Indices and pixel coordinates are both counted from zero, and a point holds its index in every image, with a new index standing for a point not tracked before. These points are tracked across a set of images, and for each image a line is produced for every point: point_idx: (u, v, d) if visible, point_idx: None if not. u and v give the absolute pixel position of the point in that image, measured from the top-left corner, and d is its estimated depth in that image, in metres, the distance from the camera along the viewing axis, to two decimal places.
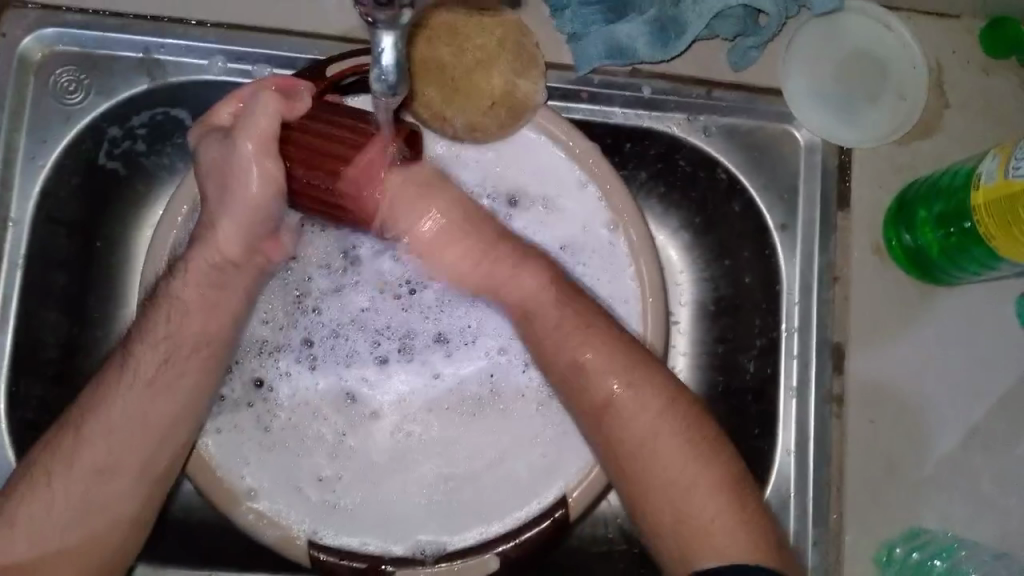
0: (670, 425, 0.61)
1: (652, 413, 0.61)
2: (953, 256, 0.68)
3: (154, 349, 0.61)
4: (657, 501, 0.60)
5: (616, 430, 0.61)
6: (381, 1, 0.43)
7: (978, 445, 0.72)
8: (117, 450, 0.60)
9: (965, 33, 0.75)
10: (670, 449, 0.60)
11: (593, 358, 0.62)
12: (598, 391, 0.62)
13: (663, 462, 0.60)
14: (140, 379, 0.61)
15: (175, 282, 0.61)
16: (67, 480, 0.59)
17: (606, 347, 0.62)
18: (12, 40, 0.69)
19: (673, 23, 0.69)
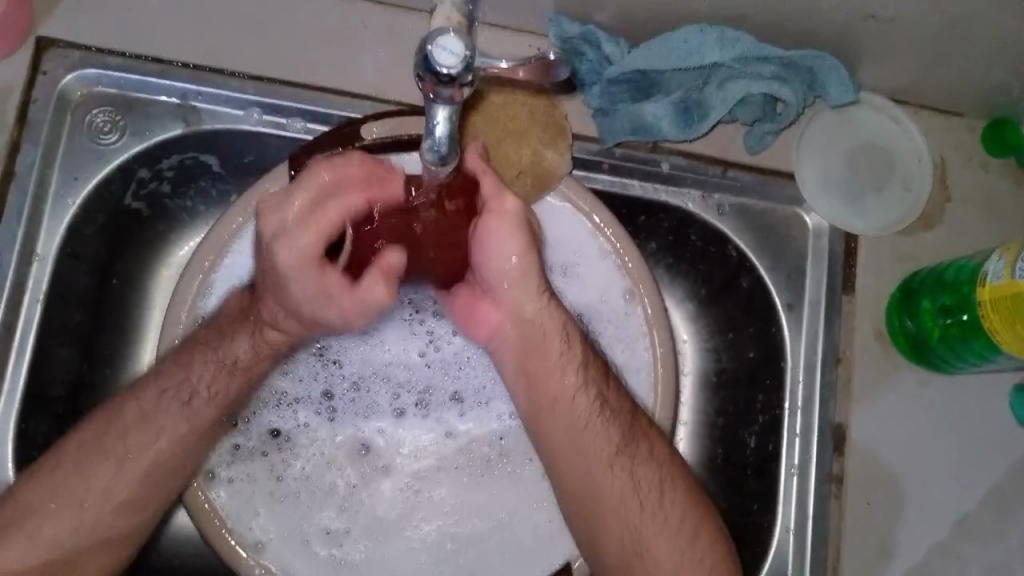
0: (667, 475, 0.66)
1: (641, 463, 0.65)
2: (953, 344, 0.71)
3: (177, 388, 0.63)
4: (650, 549, 0.64)
5: (608, 483, 0.64)
6: (444, 79, 0.45)
7: (970, 531, 0.73)
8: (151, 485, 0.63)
9: (968, 131, 0.79)
10: (668, 498, 0.65)
11: (591, 413, 0.65)
12: (592, 447, 0.65)
13: (660, 512, 0.65)
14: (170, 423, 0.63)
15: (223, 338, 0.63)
16: (98, 507, 0.62)
17: (604, 399, 0.65)
18: (53, 79, 0.71)
19: (698, 105, 0.72)
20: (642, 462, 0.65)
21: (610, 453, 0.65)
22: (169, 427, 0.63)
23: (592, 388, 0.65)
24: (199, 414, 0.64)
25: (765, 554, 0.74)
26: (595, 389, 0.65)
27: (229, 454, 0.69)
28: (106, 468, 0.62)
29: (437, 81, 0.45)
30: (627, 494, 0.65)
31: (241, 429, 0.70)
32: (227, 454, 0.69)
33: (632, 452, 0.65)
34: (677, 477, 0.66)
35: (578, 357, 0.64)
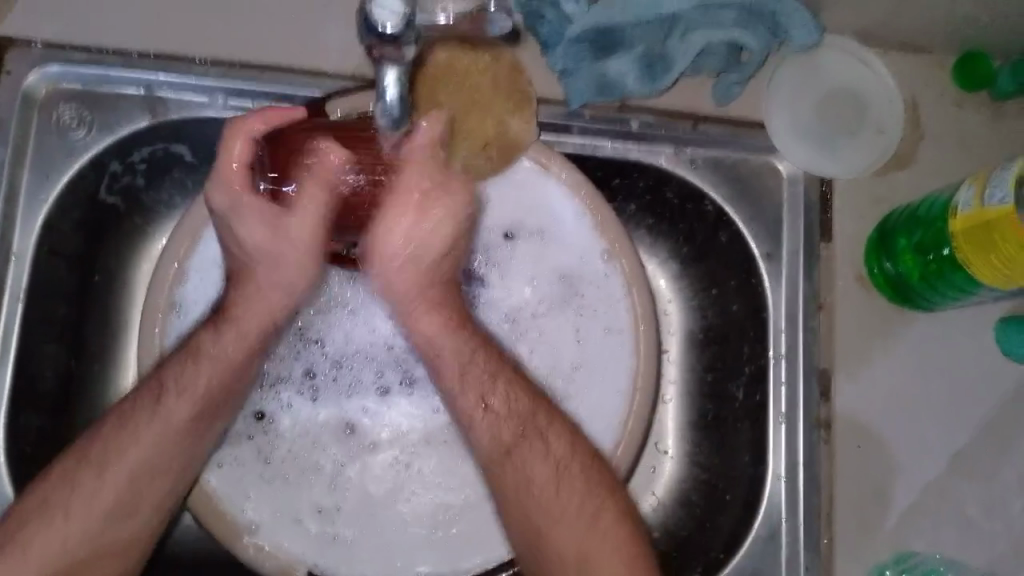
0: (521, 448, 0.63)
1: (541, 455, 0.64)
2: (933, 282, 0.70)
3: (184, 396, 0.62)
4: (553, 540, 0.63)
5: (510, 477, 0.64)
6: (387, 38, 0.45)
7: (962, 469, 0.73)
8: (136, 491, 0.62)
9: (939, 69, 0.79)
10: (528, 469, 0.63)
11: (490, 410, 0.63)
12: (492, 438, 0.63)
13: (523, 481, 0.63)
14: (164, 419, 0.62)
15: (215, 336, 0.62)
16: (83, 520, 0.60)
17: (500, 395, 0.63)
18: (18, 78, 0.71)
19: (661, 60, 0.72)
20: (538, 455, 0.64)
21: (510, 444, 0.63)
22: (184, 404, 0.62)
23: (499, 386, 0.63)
24: (173, 413, 0.62)
25: (756, 505, 0.75)
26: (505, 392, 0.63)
27: None
28: (87, 476, 0.61)
29: (380, 41, 0.46)
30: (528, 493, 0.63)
31: None
32: None
33: (529, 444, 0.64)
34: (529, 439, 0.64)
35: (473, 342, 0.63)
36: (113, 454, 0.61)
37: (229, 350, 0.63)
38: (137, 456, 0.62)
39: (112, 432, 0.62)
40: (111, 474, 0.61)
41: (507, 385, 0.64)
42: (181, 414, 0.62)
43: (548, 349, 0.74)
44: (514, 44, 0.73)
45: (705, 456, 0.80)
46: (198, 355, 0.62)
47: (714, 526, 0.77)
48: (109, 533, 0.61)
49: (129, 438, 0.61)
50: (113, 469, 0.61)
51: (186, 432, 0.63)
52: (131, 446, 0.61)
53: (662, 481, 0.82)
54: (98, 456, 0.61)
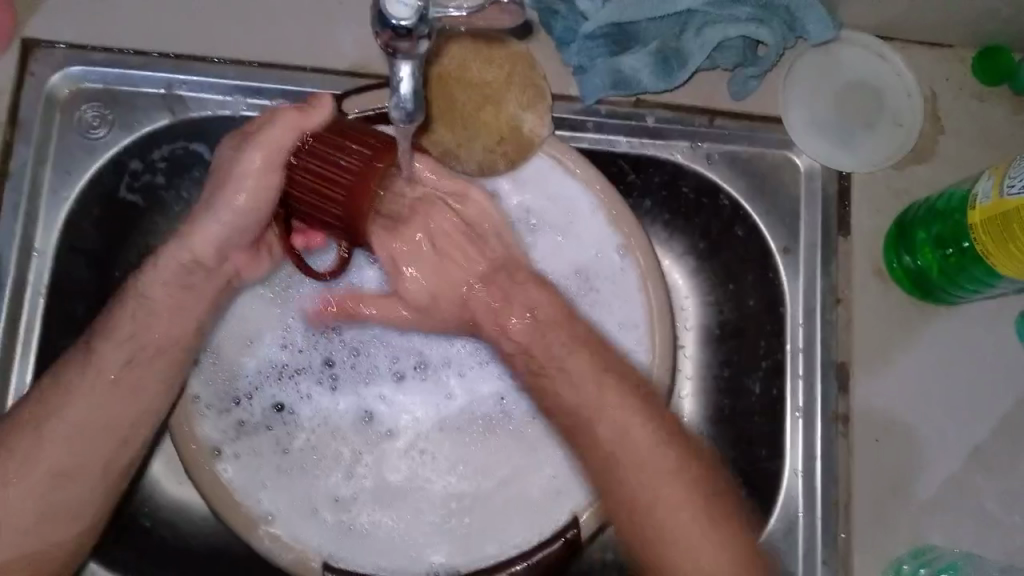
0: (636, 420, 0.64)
1: (635, 420, 0.64)
2: (952, 275, 0.70)
3: (121, 347, 0.63)
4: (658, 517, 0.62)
5: (620, 437, 0.64)
6: (400, 33, 0.46)
7: (983, 463, 0.72)
8: (80, 451, 0.61)
9: (959, 62, 0.78)
10: (641, 441, 0.64)
11: (577, 367, 0.66)
12: (576, 395, 0.65)
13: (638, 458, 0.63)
14: (107, 374, 0.62)
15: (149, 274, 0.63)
16: (36, 474, 0.60)
17: (574, 354, 0.66)
18: (40, 78, 0.72)
19: (676, 55, 0.72)
20: (629, 417, 0.64)
21: (598, 400, 0.65)
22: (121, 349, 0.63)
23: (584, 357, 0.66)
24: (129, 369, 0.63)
25: (773, 501, 0.74)
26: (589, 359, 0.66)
27: (235, 430, 0.71)
28: (25, 440, 0.61)
29: (393, 35, 0.47)
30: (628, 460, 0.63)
31: (244, 405, 0.71)
32: (233, 429, 0.70)
33: (621, 403, 0.65)
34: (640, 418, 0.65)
35: (534, 314, 0.67)
36: (54, 410, 0.61)
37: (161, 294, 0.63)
38: (73, 414, 0.61)
39: (68, 389, 0.62)
40: (49, 431, 0.61)
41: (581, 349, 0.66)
42: (117, 361, 0.62)
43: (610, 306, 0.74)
44: (527, 36, 0.74)
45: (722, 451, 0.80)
46: (142, 311, 0.63)
47: None
48: (59, 496, 0.61)
49: (63, 399, 0.61)
50: (50, 427, 0.61)
51: (126, 384, 0.63)
52: (73, 404, 0.61)
53: None
54: (39, 415, 0.61)
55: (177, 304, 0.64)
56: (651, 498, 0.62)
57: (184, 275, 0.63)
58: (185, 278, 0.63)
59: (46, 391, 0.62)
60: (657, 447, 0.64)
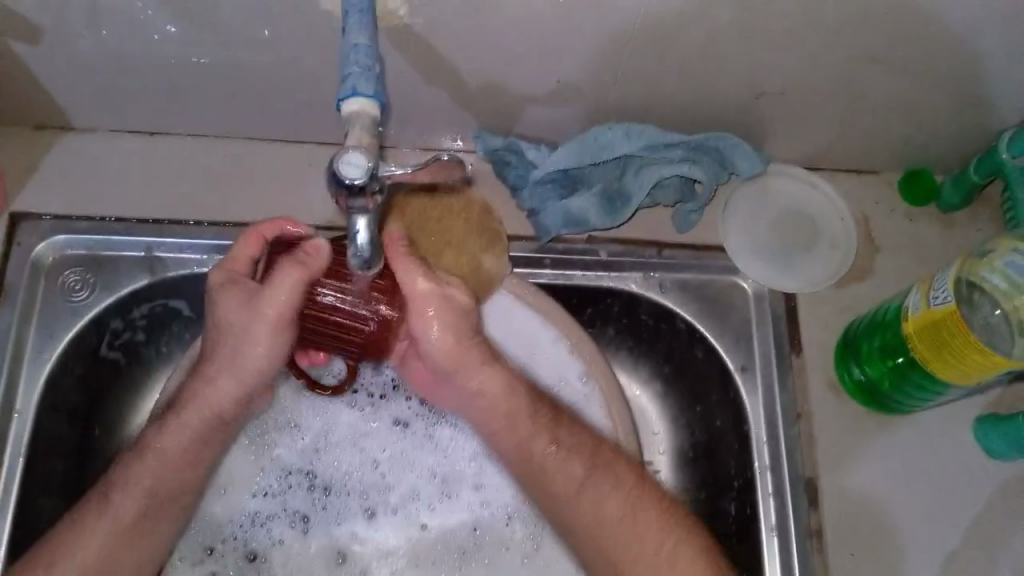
0: (598, 480, 0.67)
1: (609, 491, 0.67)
2: (901, 385, 0.73)
3: (135, 496, 0.65)
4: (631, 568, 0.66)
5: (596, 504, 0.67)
6: (354, 193, 0.52)
7: (960, 572, 0.72)
8: None
9: (886, 186, 0.84)
10: (597, 501, 0.67)
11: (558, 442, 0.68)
12: (564, 475, 0.68)
13: (604, 517, 0.67)
14: (119, 523, 0.64)
15: (159, 432, 0.66)
16: None
17: (563, 440, 0.68)
18: (28, 248, 0.77)
19: (619, 195, 0.78)
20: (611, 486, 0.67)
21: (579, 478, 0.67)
22: (137, 496, 0.65)
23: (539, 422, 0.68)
24: (120, 511, 0.65)
25: None
26: (549, 433, 0.68)
27: None
28: None
29: (348, 193, 0.51)
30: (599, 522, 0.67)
31: (216, 556, 0.72)
32: None
33: (601, 476, 0.68)
34: (590, 456, 0.68)
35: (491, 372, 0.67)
36: (72, 550, 0.63)
37: (169, 445, 0.66)
38: (94, 552, 0.64)
39: (74, 534, 0.64)
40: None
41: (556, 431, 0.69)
42: (127, 514, 0.65)
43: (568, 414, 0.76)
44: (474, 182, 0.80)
45: None
46: (161, 461, 0.66)
47: None
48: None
49: (75, 541, 0.63)
50: (61, 570, 0.62)
51: (140, 529, 0.65)
52: (77, 547, 0.63)
53: None
54: (49, 554, 0.63)
55: (191, 457, 0.67)
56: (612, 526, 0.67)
57: (204, 429, 0.67)
58: (200, 435, 0.66)
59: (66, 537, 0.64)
60: (638, 511, 0.67)
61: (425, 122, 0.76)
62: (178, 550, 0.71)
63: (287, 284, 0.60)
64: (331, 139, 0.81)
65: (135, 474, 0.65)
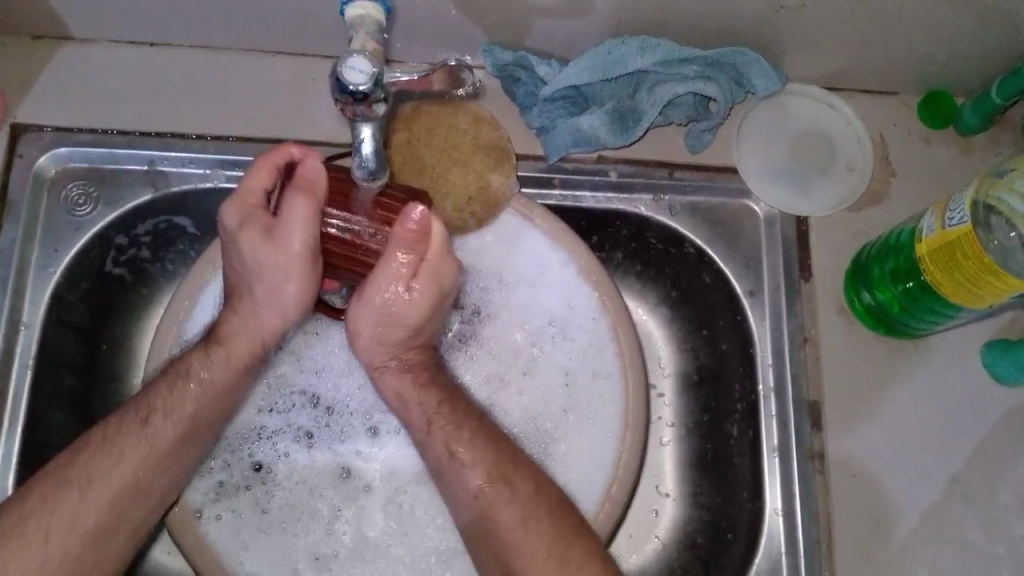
0: (496, 490, 0.63)
1: (507, 503, 0.63)
2: (911, 310, 0.72)
3: (172, 423, 0.65)
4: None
5: (497, 519, 0.62)
6: (358, 99, 0.50)
7: (960, 495, 0.73)
8: (118, 512, 0.63)
9: (905, 108, 0.82)
10: (500, 509, 0.62)
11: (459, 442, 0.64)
12: (461, 487, 0.63)
13: (510, 540, 0.62)
14: (159, 443, 0.65)
15: (206, 362, 0.65)
16: (63, 537, 0.61)
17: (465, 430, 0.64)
18: (29, 160, 0.76)
19: (631, 113, 0.76)
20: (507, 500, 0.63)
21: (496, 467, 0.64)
22: (176, 422, 0.65)
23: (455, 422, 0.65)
24: (160, 434, 0.65)
25: (757, 539, 0.74)
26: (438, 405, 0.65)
27: (215, 491, 0.72)
28: (69, 501, 0.62)
29: (352, 100, 0.50)
30: (498, 529, 0.62)
31: (222, 466, 0.73)
32: (213, 490, 0.72)
33: (497, 490, 0.63)
34: (482, 462, 0.64)
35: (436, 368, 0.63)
36: (95, 472, 0.63)
37: (215, 375, 0.66)
38: (118, 477, 0.63)
39: (92, 456, 0.63)
40: (92, 494, 0.62)
41: (474, 431, 0.65)
42: (168, 437, 0.65)
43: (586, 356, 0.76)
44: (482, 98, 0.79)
45: (707, 496, 0.80)
46: (205, 389, 0.66)
47: (718, 566, 0.77)
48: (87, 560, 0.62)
49: (111, 462, 0.63)
50: (96, 488, 0.62)
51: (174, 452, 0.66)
52: (113, 467, 0.63)
53: (660, 527, 0.82)
54: (79, 478, 0.63)
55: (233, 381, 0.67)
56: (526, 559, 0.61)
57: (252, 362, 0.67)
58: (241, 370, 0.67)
59: (82, 457, 0.63)
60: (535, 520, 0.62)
61: (430, 35, 0.74)
62: None
63: (294, 210, 0.57)
64: (335, 52, 0.79)
65: (174, 399, 0.65)
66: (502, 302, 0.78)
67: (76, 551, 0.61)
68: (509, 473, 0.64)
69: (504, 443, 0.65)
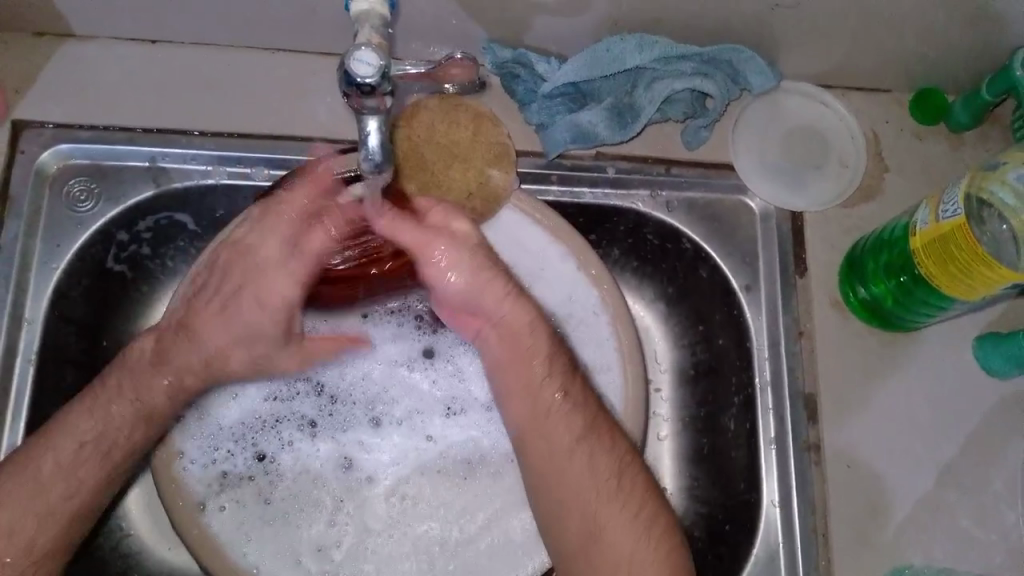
0: (586, 453, 0.64)
1: (596, 463, 0.64)
2: (906, 303, 0.73)
3: (125, 397, 0.65)
4: (609, 532, 0.64)
5: (565, 472, 0.64)
6: (365, 90, 0.51)
7: (954, 484, 0.74)
8: (87, 491, 0.64)
9: (897, 106, 0.83)
10: (581, 470, 0.64)
11: (559, 400, 0.64)
12: (551, 442, 0.64)
13: (576, 498, 0.64)
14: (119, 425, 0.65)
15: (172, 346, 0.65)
16: (37, 515, 0.62)
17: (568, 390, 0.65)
18: (30, 156, 0.76)
19: (629, 109, 0.77)
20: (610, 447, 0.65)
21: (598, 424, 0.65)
22: (133, 404, 0.65)
23: (569, 387, 0.65)
24: (126, 420, 0.65)
25: (755, 530, 0.75)
26: (561, 380, 0.65)
27: (218, 482, 0.72)
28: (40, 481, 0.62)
29: (359, 91, 0.51)
30: (582, 485, 0.64)
31: (226, 457, 0.73)
32: (217, 481, 0.72)
33: (594, 440, 0.65)
34: (576, 421, 0.65)
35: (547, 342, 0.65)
36: (67, 449, 0.63)
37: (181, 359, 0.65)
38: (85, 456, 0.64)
39: (63, 428, 0.64)
40: (61, 475, 0.63)
41: (569, 387, 0.65)
42: (124, 415, 0.65)
43: (586, 347, 0.77)
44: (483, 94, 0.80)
45: (704, 489, 0.81)
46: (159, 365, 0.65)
47: (717, 557, 0.78)
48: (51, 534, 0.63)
49: (75, 442, 0.63)
50: (64, 467, 0.63)
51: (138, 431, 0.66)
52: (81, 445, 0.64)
53: None
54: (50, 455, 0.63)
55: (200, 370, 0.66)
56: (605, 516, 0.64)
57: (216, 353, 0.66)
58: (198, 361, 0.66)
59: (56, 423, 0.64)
60: (623, 477, 0.65)
61: (431, 32, 0.75)
62: (190, 453, 0.73)
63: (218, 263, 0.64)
64: (336, 49, 0.79)
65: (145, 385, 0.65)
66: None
67: (44, 530, 0.62)
68: (598, 428, 0.65)
69: (602, 420, 0.66)
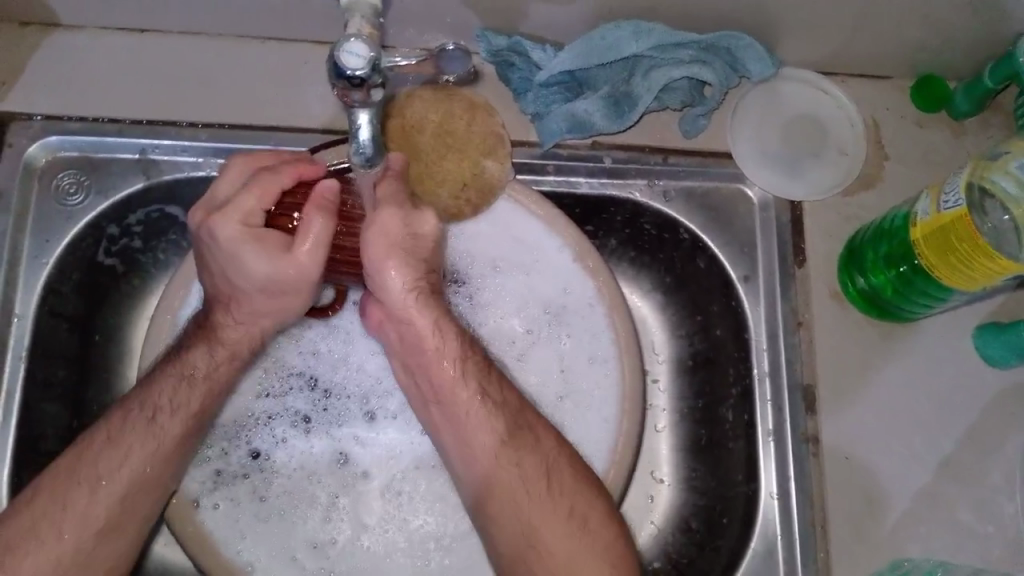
0: (508, 457, 0.65)
1: (517, 467, 0.65)
2: (906, 294, 0.72)
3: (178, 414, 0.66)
4: (539, 535, 0.64)
5: (495, 478, 0.65)
6: (354, 84, 0.50)
7: (952, 476, 0.74)
8: (129, 508, 0.64)
9: (898, 93, 0.82)
10: (509, 477, 0.65)
11: (473, 406, 0.66)
12: (474, 447, 0.65)
13: (509, 502, 0.64)
14: (166, 444, 0.66)
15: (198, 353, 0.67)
16: (75, 535, 0.62)
17: (488, 394, 0.66)
18: (18, 149, 0.75)
19: (626, 98, 0.76)
20: (529, 451, 0.65)
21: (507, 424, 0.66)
22: (182, 416, 0.67)
23: (487, 389, 0.67)
24: (166, 431, 0.66)
25: (753, 523, 0.75)
26: (477, 381, 0.66)
27: (212, 480, 0.72)
28: (79, 497, 0.63)
29: (349, 85, 0.50)
30: (498, 493, 0.65)
31: (220, 454, 0.73)
32: (211, 479, 0.72)
33: (518, 442, 0.65)
34: (490, 422, 0.66)
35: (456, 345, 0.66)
36: (104, 472, 0.64)
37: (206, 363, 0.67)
38: (126, 475, 0.64)
39: (99, 453, 0.64)
40: (103, 491, 0.63)
41: (486, 390, 0.67)
42: (174, 432, 0.66)
43: (580, 338, 0.76)
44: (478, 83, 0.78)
45: (702, 481, 0.81)
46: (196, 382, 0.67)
47: (714, 549, 0.77)
48: (97, 552, 0.63)
49: (118, 458, 0.64)
50: (105, 488, 0.63)
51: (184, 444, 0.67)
52: (121, 464, 0.64)
53: (655, 510, 0.83)
54: (89, 474, 0.63)
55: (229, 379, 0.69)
56: (539, 516, 0.64)
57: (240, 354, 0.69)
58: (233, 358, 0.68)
59: (94, 446, 0.64)
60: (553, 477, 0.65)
61: (424, 20, 0.73)
62: None
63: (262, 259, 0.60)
64: (328, 37, 0.78)
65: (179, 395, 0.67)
66: (495, 291, 0.78)
67: (76, 548, 0.62)
68: (505, 433, 0.66)
69: (531, 418, 0.67)
